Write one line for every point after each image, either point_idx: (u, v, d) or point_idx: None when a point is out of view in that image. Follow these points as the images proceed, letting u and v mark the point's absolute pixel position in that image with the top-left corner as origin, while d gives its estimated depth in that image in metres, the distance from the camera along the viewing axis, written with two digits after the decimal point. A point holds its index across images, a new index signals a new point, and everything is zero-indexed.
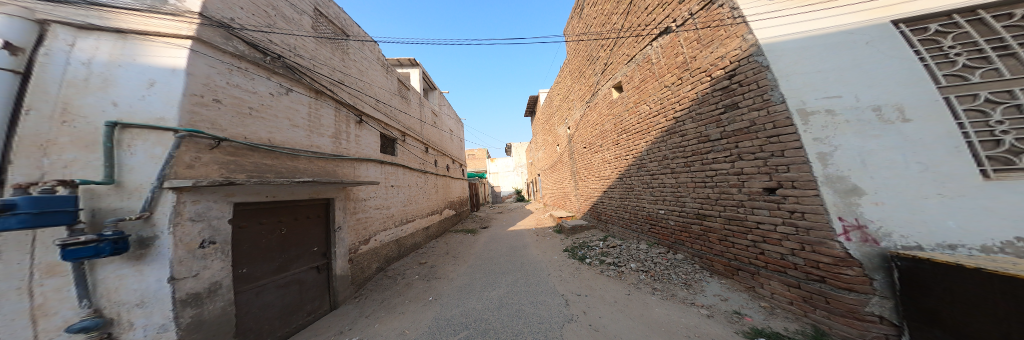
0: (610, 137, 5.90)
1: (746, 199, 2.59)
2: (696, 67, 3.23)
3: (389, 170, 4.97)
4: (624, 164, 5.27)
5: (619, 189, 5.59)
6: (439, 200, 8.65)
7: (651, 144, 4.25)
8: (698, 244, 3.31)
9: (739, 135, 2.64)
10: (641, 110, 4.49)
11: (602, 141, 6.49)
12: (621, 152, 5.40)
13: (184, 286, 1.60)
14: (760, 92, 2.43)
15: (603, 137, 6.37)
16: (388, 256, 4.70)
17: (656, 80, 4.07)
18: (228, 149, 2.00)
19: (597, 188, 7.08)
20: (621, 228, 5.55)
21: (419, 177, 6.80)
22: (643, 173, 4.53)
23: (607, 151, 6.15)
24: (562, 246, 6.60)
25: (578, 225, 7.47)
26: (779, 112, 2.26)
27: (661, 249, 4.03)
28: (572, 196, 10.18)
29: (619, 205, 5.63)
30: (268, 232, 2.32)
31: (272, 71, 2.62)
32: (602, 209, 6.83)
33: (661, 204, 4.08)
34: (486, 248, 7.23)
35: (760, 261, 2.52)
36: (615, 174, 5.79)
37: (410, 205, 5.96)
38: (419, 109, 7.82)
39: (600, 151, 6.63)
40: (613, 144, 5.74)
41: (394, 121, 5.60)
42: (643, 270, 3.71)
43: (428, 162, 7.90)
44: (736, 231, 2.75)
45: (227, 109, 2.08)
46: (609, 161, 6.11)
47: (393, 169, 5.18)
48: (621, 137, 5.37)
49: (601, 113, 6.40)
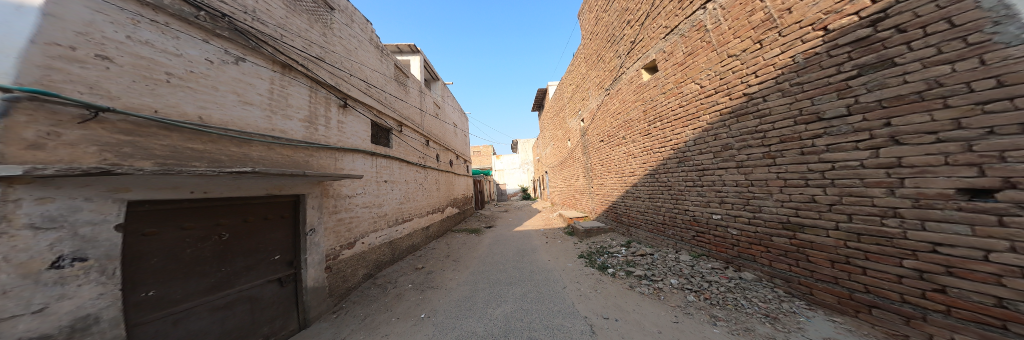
0: (635, 128, 5.00)
1: (908, 206, 1.71)
2: (794, 21, 2.30)
3: (379, 162, 4.47)
4: (655, 159, 4.39)
5: (646, 188, 4.74)
6: (441, 198, 8.14)
7: (698, 133, 3.36)
8: (786, 263, 2.46)
9: (894, 106, 1.74)
10: (685, 91, 3.56)
11: (623, 132, 5.58)
12: (650, 145, 4.52)
13: (11, 329, 1.04)
14: (953, 34, 1.51)
15: (625, 128, 5.46)
16: (377, 261, 4.22)
17: (712, 51, 3.14)
18: (120, 126, 1.44)
19: (616, 187, 6.23)
20: (647, 233, 4.71)
21: (418, 173, 6.28)
22: (686, 168, 3.62)
23: (630, 144, 5.26)
24: (576, 251, 5.86)
25: (593, 228, 6.66)
26: (1017, 59, 1.31)
27: (712, 262, 3.16)
28: (584, 194, 9.38)
29: (646, 206, 4.78)
30: (200, 240, 1.84)
31: (212, 31, 2.05)
32: (621, 210, 6.01)
33: (712, 207, 3.20)
34: (489, 251, 6.63)
35: (925, 301, 1.66)
36: (640, 171, 4.93)
37: (406, 202, 5.46)
38: (420, 99, 7.31)
39: (621, 145, 5.74)
40: (640, 136, 4.84)
41: (387, 109, 5.06)
42: (690, 289, 2.86)
43: (429, 157, 7.38)
44: (872, 252, 1.89)
45: (123, 71, 1.52)
46: (632, 157, 5.23)
47: (385, 162, 4.68)
48: (650, 127, 4.48)
49: (624, 100, 5.46)
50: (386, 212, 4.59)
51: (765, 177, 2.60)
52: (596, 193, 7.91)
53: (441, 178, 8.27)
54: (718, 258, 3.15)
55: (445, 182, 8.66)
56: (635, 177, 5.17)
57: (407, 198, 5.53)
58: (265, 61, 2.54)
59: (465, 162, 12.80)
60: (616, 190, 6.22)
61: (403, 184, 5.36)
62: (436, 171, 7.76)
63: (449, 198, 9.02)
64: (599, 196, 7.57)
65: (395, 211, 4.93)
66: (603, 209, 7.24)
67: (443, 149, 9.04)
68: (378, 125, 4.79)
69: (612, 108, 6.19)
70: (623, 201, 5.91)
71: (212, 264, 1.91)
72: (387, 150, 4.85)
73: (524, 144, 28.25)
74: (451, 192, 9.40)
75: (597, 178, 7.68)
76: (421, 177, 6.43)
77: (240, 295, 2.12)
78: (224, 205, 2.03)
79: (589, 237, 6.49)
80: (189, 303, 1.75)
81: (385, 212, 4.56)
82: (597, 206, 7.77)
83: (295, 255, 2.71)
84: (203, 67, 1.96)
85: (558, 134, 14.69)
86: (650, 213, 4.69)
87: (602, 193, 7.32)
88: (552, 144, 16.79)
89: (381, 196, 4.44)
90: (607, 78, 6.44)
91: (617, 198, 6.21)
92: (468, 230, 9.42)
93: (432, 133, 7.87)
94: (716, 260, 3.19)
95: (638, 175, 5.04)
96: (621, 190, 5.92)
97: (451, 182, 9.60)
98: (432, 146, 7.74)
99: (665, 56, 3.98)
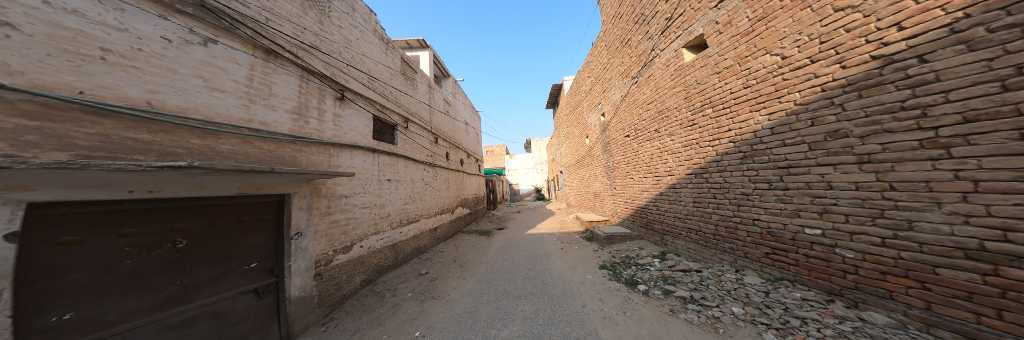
0: (680, 120, 4.28)
1: None
2: None
3: (381, 159, 4.13)
4: (711, 155, 3.66)
5: (694, 189, 4.01)
6: (451, 198, 7.83)
7: (779, 119, 2.63)
8: (959, 312, 1.62)
9: None
10: (756, 66, 2.89)
11: (660, 125, 4.89)
12: (702, 137, 3.78)
13: None
14: None
15: (664, 121, 4.75)
16: (378, 266, 3.91)
17: (801, 8, 2.44)
18: (22, 107, 1.17)
19: (648, 189, 5.49)
20: (698, 244, 4.01)
21: (425, 172, 5.97)
22: (762, 165, 2.85)
23: (671, 138, 4.55)
24: (598, 260, 5.26)
25: (618, 235, 5.95)
26: None
27: (805, 290, 2.47)
28: (604, 197, 8.69)
29: (693, 212, 4.06)
30: (146, 249, 1.58)
31: (171, 7, 1.81)
32: (654, 216, 5.26)
33: (806, 217, 2.42)
34: (498, 256, 6.16)
35: None
36: (685, 170, 4.21)
37: (412, 203, 5.14)
38: (430, 96, 7.06)
39: (656, 140, 5.03)
40: (686, 128, 4.14)
41: (391, 104, 4.76)
42: (767, 325, 2.25)
43: (439, 156, 7.08)
44: None
45: (37, 43, 1.27)
46: (673, 153, 4.50)
47: (388, 159, 4.37)
48: (703, 117, 3.77)
49: (662, 89, 4.78)
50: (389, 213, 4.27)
51: (902, 178, 1.80)
52: (619, 195, 7.20)
53: (451, 177, 7.96)
54: (813, 286, 2.43)
55: (455, 182, 8.34)
56: (676, 177, 4.46)
57: (413, 199, 5.21)
58: (242, 45, 2.30)
59: (477, 161, 12.48)
60: (648, 192, 5.49)
61: (408, 184, 5.04)
62: (445, 170, 7.46)
63: (459, 199, 8.71)
64: (624, 199, 6.83)
65: (400, 212, 4.63)
66: (629, 214, 6.51)
67: (453, 148, 8.74)
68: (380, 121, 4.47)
69: (643, 100, 5.48)
70: (656, 205, 5.18)
71: (164, 275, 1.65)
72: (391, 147, 4.55)
73: (538, 143, 27.58)
74: (462, 192, 9.10)
75: (621, 179, 6.96)
76: (428, 176, 6.12)
77: (203, 310, 1.83)
78: (181, 206, 1.74)
79: (614, 246, 5.78)
80: (133, 323, 1.50)
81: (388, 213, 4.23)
82: (621, 210, 7.03)
83: (279, 262, 2.43)
84: (157, 45, 1.71)
85: (574, 132, 13.95)
86: (698, 219, 3.96)
87: (627, 196, 6.60)
88: (568, 142, 16.06)
89: (384, 196, 4.12)
90: (635, 66, 5.75)
91: (648, 201, 5.47)
92: (478, 231, 9.06)
93: (442, 131, 7.58)
94: (809, 287, 2.48)
95: (682, 174, 4.30)
96: (654, 191, 5.19)
97: (462, 181, 9.29)
98: (441, 144, 7.44)
99: (729, 28, 3.32)
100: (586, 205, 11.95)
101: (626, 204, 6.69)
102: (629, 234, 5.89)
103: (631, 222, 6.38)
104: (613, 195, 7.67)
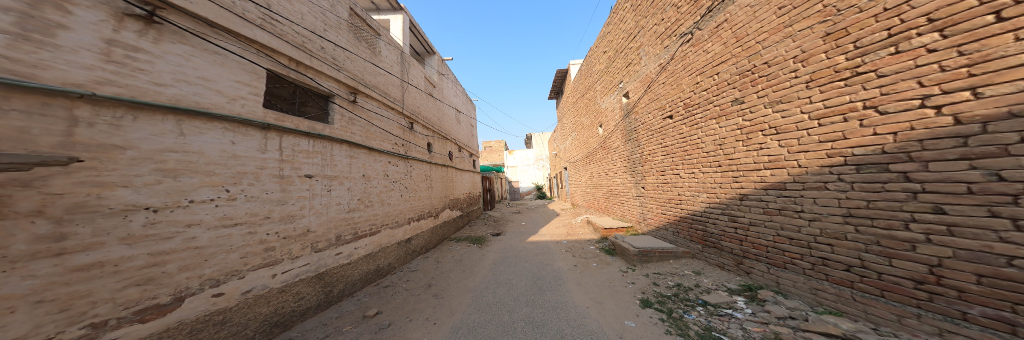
0: (806, 74, 2.60)
1: None
2: None
3: (288, 142, 2.51)
4: (922, 128, 1.81)
5: (850, 197, 2.18)
6: (433, 199, 6.25)
7: None
8: None
9: None
10: None
11: (749, 91, 3.19)
12: (890, 96, 2.00)
13: None
14: None
15: (759, 82, 3.08)
16: (276, 315, 2.33)
17: None
18: None
19: (709, 191, 3.80)
20: (834, 287, 2.30)
21: (391, 167, 4.27)
22: None
23: (775, 108, 2.89)
24: (632, 288, 3.58)
25: (656, 251, 4.23)
26: None
27: None
28: (623, 196, 7.01)
29: (837, 236, 2.27)
30: None
31: None
32: (720, 231, 3.58)
33: None
34: (487, 278, 4.56)
35: None
36: (818, 160, 2.46)
37: (363, 209, 3.47)
38: (404, 69, 5.44)
39: (736, 116, 3.36)
40: (826, 88, 2.44)
41: (324, 63, 3.07)
42: None
43: (415, 147, 5.48)
44: None
45: None
46: (783, 133, 2.81)
47: (308, 143, 2.72)
48: (890, 57, 2.02)
49: (755, 37, 3.12)
50: (308, 231, 2.67)
51: None
52: (648, 196, 5.50)
53: (432, 172, 6.35)
54: None
55: (438, 179, 6.78)
56: (787, 173, 2.75)
57: (366, 202, 3.55)
58: None
59: (470, 155, 10.91)
60: (710, 195, 3.79)
61: (357, 182, 3.40)
62: (424, 164, 5.85)
63: (444, 200, 7.13)
64: (658, 202, 5.12)
65: (335, 225, 3.02)
66: (666, 223, 4.82)
67: (437, 138, 7.16)
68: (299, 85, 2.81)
69: (708, 61, 3.78)
70: (726, 214, 3.49)
71: None
72: (318, 126, 2.88)
73: (542, 137, 25.81)
74: (448, 191, 7.52)
75: (654, 176, 5.23)
76: (396, 172, 4.44)
77: None
78: None
79: (653, 268, 4.04)
80: None
81: (308, 227, 2.66)
82: (652, 216, 5.33)
83: None
84: None
85: (583, 122, 12.16)
86: (848, 246, 2.19)
87: (664, 198, 4.89)
88: (574, 135, 14.27)
89: (293, 205, 2.51)
90: (691, 18, 4.05)
91: (710, 208, 3.79)
92: (468, 239, 7.50)
93: (420, 115, 5.94)
94: None
95: (807, 169, 2.55)
96: (725, 194, 3.51)
97: (449, 179, 7.71)
98: (419, 132, 5.84)
99: None
100: (598, 205, 10.24)
101: (661, 209, 4.99)
102: (671, 250, 4.20)
103: (670, 234, 4.68)
104: (639, 196, 5.94)
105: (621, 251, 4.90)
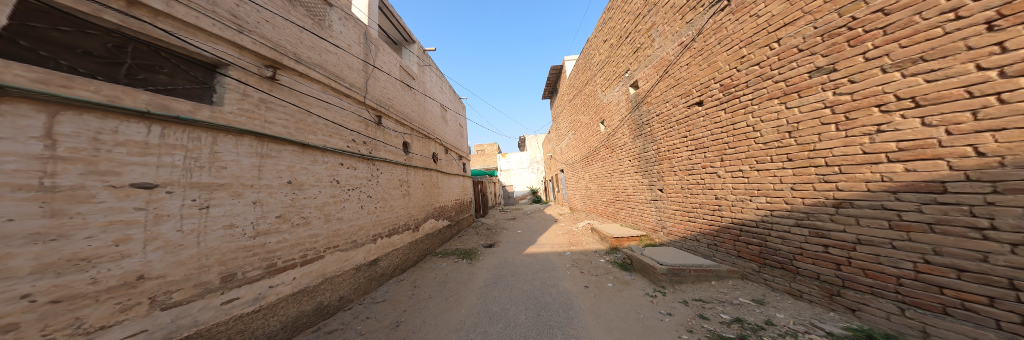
0: (986, 11, 1.48)
1: None
2: None
3: (74, 124, 1.28)
4: None
5: None
6: (410, 208, 5.24)
7: None
8: None
9: None
10: None
11: (836, 57, 2.13)
12: None
13: None
14: None
15: (858, 42, 2.00)
16: None
17: None
18: None
19: (767, 195, 2.74)
20: None
21: (344, 170, 3.27)
22: None
23: (906, 71, 1.77)
24: (668, 321, 2.58)
25: (693, 270, 3.21)
26: None
27: None
28: (635, 200, 6.06)
29: None
30: None
31: None
32: (789, 247, 2.55)
33: None
34: (476, 310, 3.44)
35: None
36: None
37: (288, 229, 2.33)
38: (368, 51, 4.47)
39: (812, 93, 2.29)
40: None
41: (211, 16, 1.93)
42: None
43: (384, 146, 4.50)
44: None
45: None
46: (925, 106, 1.69)
47: (146, 127, 1.52)
48: None
49: None
50: (146, 278, 1.48)
51: None
52: (672, 200, 4.48)
53: (409, 177, 5.39)
54: None
55: (417, 186, 5.80)
56: (948, 168, 1.62)
57: (301, 217, 2.47)
58: None
59: (460, 158, 10.02)
60: (768, 201, 2.73)
61: (279, 192, 2.25)
62: (397, 167, 4.86)
63: (425, 209, 6.11)
64: (686, 209, 4.09)
65: (222, 258, 1.82)
66: (699, 234, 3.79)
67: (416, 137, 6.19)
68: (133, 37, 1.57)
69: (758, 26, 2.76)
70: (803, 225, 2.43)
71: None
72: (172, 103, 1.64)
73: (534, 139, 25.09)
74: (431, 199, 6.54)
75: (678, 176, 4.22)
76: (354, 177, 3.45)
77: None
78: None
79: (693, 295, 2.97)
80: None
81: (142, 271, 1.47)
82: (679, 225, 4.29)
83: None
84: None
85: (582, 120, 11.34)
86: None
87: (693, 204, 3.87)
88: (571, 134, 13.47)
89: (91, 240, 1.31)
90: None
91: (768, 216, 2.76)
92: (456, 253, 6.56)
93: (391, 107, 4.97)
94: None
95: (1002, 157, 1.43)
96: (798, 200, 2.45)
97: (432, 185, 6.70)
98: (391, 129, 4.86)
99: None
100: (603, 210, 9.27)
101: (690, 215, 3.97)
102: (713, 269, 3.16)
103: (705, 249, 3.64)
104: (658, 199, 4.95)
105: (644, 269, 3.87)
